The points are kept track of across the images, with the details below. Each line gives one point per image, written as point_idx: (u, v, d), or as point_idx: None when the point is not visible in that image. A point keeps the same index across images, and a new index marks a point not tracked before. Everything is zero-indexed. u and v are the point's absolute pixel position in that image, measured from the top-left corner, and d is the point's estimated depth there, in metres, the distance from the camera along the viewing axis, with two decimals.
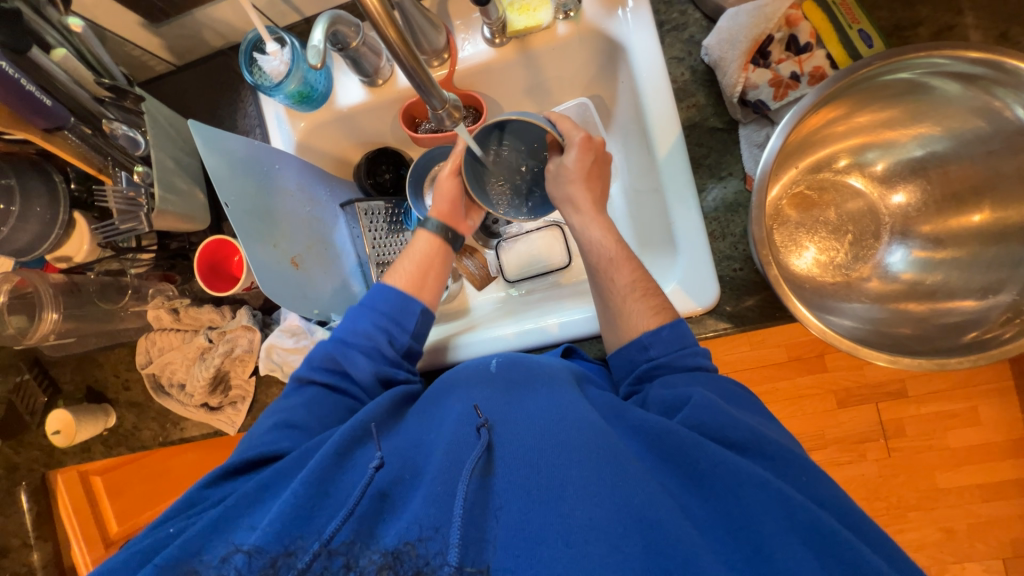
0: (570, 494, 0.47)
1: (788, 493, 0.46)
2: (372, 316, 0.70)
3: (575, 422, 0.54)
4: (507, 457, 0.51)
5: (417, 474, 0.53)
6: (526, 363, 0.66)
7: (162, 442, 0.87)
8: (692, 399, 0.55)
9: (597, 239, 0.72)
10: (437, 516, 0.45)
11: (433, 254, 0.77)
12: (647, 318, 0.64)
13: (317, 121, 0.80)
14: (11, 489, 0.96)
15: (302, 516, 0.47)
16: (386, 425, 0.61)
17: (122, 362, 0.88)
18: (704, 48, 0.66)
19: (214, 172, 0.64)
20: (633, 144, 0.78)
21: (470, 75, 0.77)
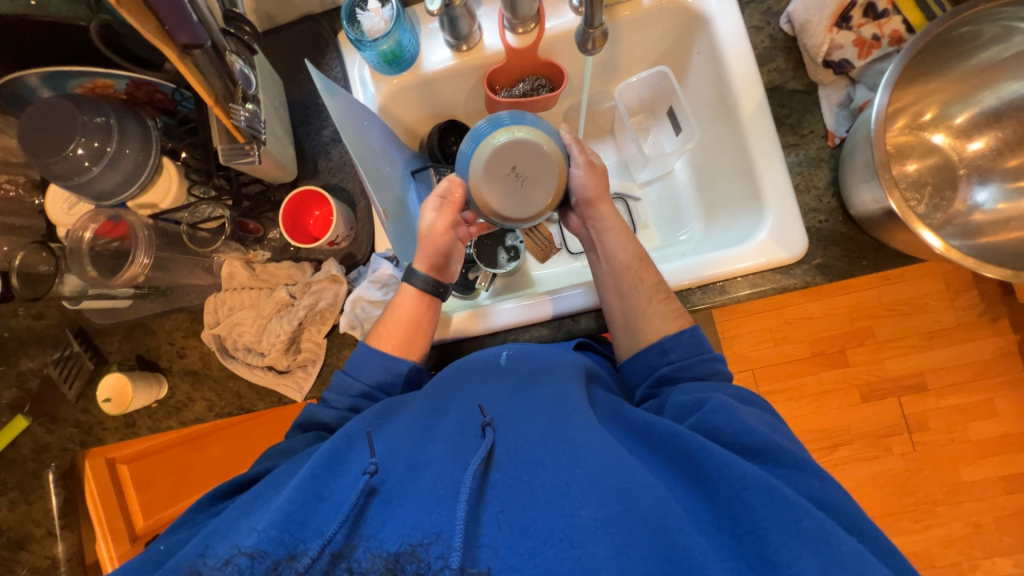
0: (575, 494, 0.46)
1: (795, 499, 0.46)
2: (357, 387, 0.67)
3: (582, 421, 0.53)
4: (512, 459, 0.50)
5: (416, 460, 0.51)
6: (536, 358, 0.64)
7: (218, 412, 0.82)
8: (707, 403, 0.57)
9: (619, 247, 0.74)
10: (438, 520, 0.44)
11: (420, 315, 0.71)
12: (669, 321, 0.68)
13: (402, 84, 0.81)
14: (38, 471, 0.88)
15: (299, 517, 0.45)
16: (385, 416, 0.59)
17: (179, 329, 0.83)
18: (787, 14, 0.71)
19: (337, 116, 0.68)
20: (706, 112, 0.82)
21: (555, 43, 0.80)
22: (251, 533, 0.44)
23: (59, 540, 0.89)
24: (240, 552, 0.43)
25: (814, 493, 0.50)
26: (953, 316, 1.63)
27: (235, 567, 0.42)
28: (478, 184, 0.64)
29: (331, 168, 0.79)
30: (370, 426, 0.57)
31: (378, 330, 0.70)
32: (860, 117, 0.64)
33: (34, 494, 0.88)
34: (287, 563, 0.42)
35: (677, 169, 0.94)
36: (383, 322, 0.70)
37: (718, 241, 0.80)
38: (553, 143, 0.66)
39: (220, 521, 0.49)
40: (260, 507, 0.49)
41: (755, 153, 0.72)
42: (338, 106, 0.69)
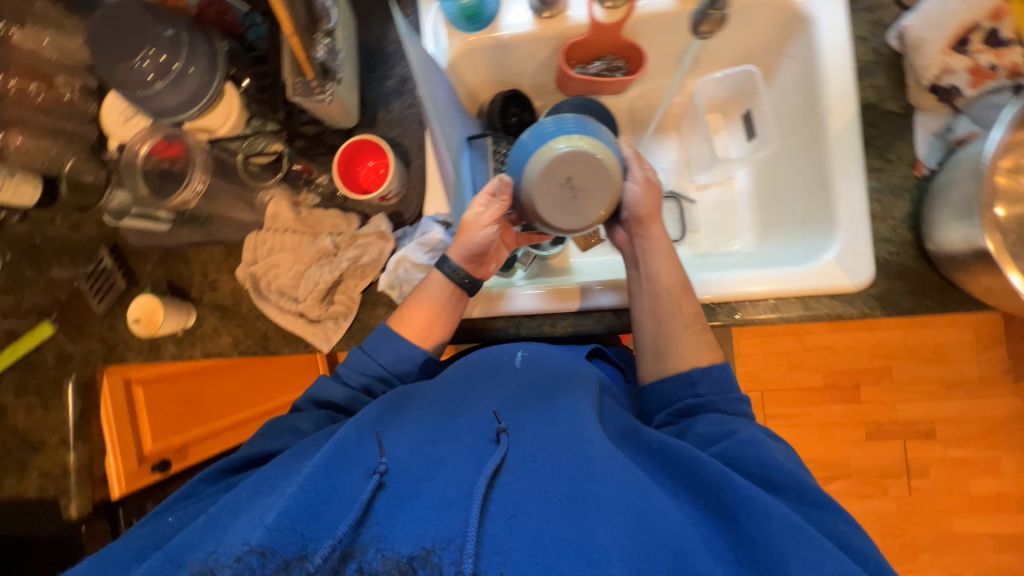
0: (592, 510, 0.45)
1: (817, 537, 0.46)
2: (372, 368, 0.65)
3: (598, 437, 0.51)
4: (527, 468, 0.49)
5: (425, 459, 0.49)
6: (551, 363, 0.62)
7: (241, 351, 0.82)
8: (737, 433, 0.57)
9: (664, 268, 0.69)
10: (450, 526, 0.44)
11: (443, 305, 0.68)
12: (701, 353, 0.66)
13: (476, 43, 0.77)
14: (58, 380, 0.88)
15: (309, 510, 0.44)
16: (395, 410, 0.56)
17: (213, 261, 0.82)
18: (898, 29, 0.67)
19: (412, 61, 0.64)
20: (787, 122, 0.79)
21: (644, 24, 0.76)
22: (258, 528, 0.43)
23: (72, 451, 0.88)
24: (249, 550, 0.41)
25: (832, 530, 0.50)
26: (976, 369, 1.60)
27: (246, 566, 0.40)
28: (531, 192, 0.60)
29: (390, 121, 0.77)
30: (380, 417, 0.54)
31: (402, 311, 0.67)
32: (961, 151, 0.60)
33: (52, 401, 0.88)
34: (299, 563, 0.41)
35: (738, 178, 0.91)
36: (409, 304, 0.68)
37: (771, 260, 0.77)
38: (615, 162, 0.61)
39: (212, 515, 0.49)
40: (270, 494, 0.49)
41: (833, 173, 0.69)
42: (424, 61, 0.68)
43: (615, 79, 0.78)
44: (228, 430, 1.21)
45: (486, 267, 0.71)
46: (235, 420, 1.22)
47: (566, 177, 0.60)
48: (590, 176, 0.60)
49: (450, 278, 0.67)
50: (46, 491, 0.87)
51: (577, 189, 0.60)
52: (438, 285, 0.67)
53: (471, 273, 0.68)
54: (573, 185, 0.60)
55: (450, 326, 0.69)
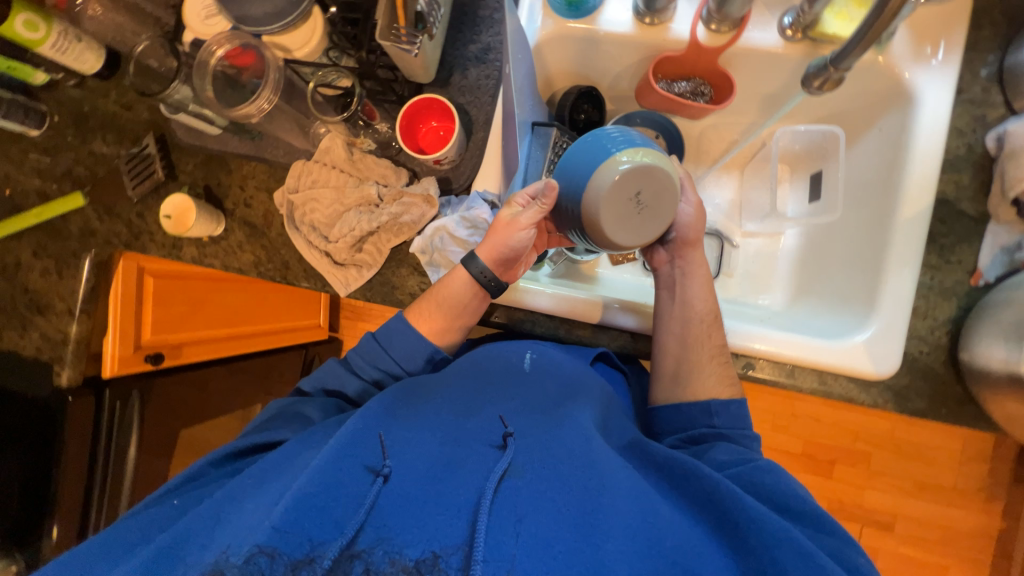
0: (600, 526, 0.46)
1: (826, 563, 0.46)
2: (384, 359, 0.68)
3: (599, 448, 0.54)
4: (535, 475, 0.50)
5: (431, 462, 0.50)
6: (557, 370, 0.66)
7: (260, 273, 0.82)
8: (753, 460, 0.58)
9: (698, 293, 0.71)
10: (459, 531, 0.44)
11: (463, 305, 0.68)
12: (721, 385, 0.67)
13: (569, 31, 0.75)
14: (77, 252, 0.89)
15: (318, 504, 0.44)
16: (403, 403, 0.58)
17: (254, 178, 0.82)
18: (999, 131, 0.64)
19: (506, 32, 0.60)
20: (855, 195, 0.77)
21: (743, 56, 0.73)
22: (261, 527, 0.41)
23: (76, 322, 0.89)
24: (258, 551, 0.40)
25: (839, 557, 0.50)
26: (954, 479, 1.60)
27: (255, 568, 0.39)
28: (602, 207, 0.58)
29: (463, 87, 0.75)
30: (388, 411, 0.56)
31: (420, 307, 0.69)
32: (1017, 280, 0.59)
33: (67, 270, 0.89)
34: (305, 565, 0.40)
35: (786, 235, 0.89)
36: (427, 300, 0.69)
37: (798, 325, 0.77)
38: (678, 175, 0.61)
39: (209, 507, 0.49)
40: (278, 484, 0.49)
41: (887, 258, 0.67)
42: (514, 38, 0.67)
43: (697, 105, 0.76)
44: (234, 340, 1.22)
45: (513, 271, 0.70)
46: (239, 331, 1.24)
47: (635, 190, 0.59)
48: (657, 191, 0.60)
49: (473, 279, 0.67)
50: (43, 352, 0.89)
51: (641, 204, 0.59)
52: (459, 281, 0.67)
53: (499, 274, 0.68)
54: (640, 200, 0.59)
55: (463, 327, 0.70)
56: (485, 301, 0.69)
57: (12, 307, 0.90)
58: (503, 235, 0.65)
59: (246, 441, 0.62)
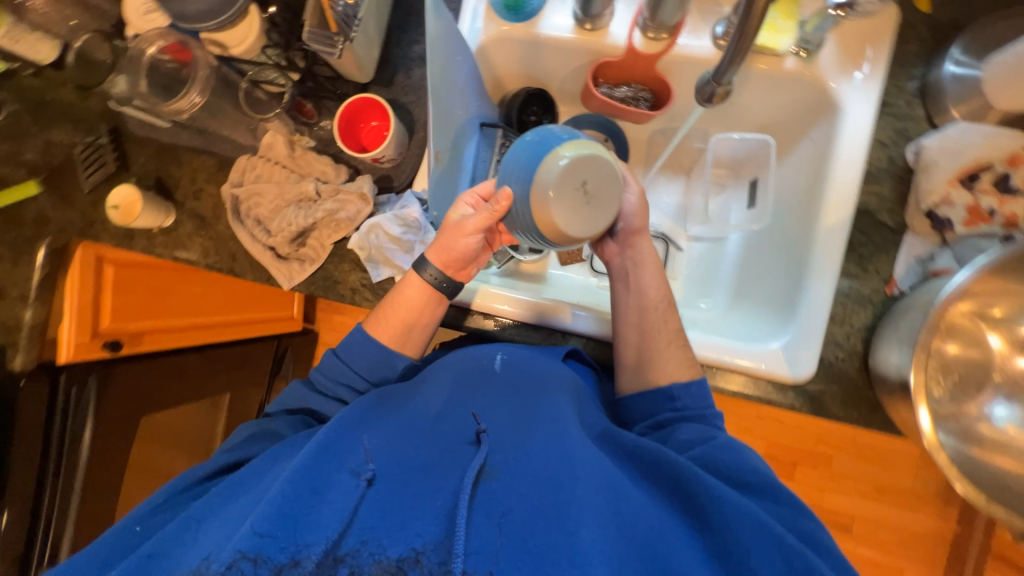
0: (576, 513, 0.46)
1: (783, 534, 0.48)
2: (347, 373, 0.67)
3: (573, 437, 0.54)
4: (510, 469, 0.50)
5: (408, 466, 0.50)
6: (529, 365, 0.64)
7: (208, 264, 0.84)
8: (715, 439, 0.60)
9: (648, 281, 0.72)
10: (440, 531, 0.44)
11: (421, 310, 0.68)
12: (681, 368, 0.68)
13: (512, 34, 0.76)
14: (32, 239, 0.90)
15: (290, 514, 0.44)
16: (376, 409, 0.59)
17: (204, 171, 0.83)
18: (917, 145, 0.66)
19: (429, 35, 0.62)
20: (789, 202, 0.79)
21: (679, 63, 0.74)
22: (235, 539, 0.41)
23: (30, 307, 0.91)
24: (240, 557, 0.40)
25: (791, 522, 0.52)
26: (911, 482, 1.63)
27: (237, 573, 0.39)
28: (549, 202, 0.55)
29: (406, 87, 0.76)
30: (359, 418, 0.57)
31: (377, 316, 0.69)
32: (929, 283, 0.60)
33: (23, 257, 0.91)
34: (289, 569, 0.40)
35: (730, 240, 0.90)
36: (383, 308, 0.69)
37: (731, 328, 0.78)
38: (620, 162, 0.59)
39: (181, 528, 0.48)
40: (254, 495, 0.49)
41: (811, 263, 0.69)
42: (448, 40, 0.68)
43: (636, 111, 0.78)
44: (196, 330, 1.23)
45: (467, 270, 0.69)
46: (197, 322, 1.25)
47: (580, 180, 0.56)
48: (604, 180, 0.57)
49: (426, 283, 0.68)
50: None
51: (588, 195, 0.56)
52: (413, 283, 0.68)
53: (450, 275, 0.68)
54: (586, 189, 0.56)
55: (428, 330, 0.70)
56: (445, 301, 0.69)
57: None
58: (450, 235, 0.65)
59: (219, 461, 0.61)
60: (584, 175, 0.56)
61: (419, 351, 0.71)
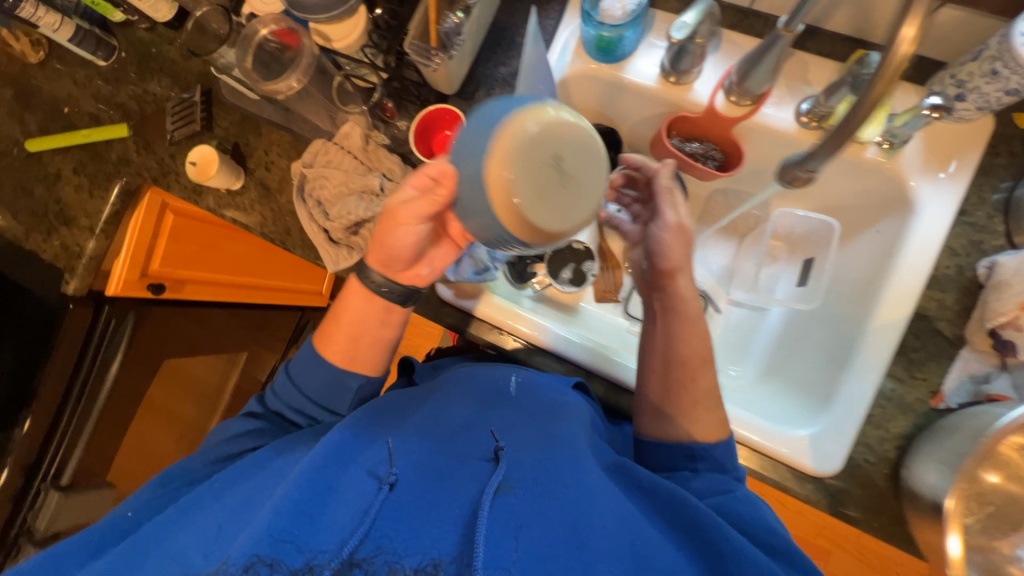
0: (589, 543, 0.48)
1: None
2: (297, 399, 0.63)
3: (575, 463, 0.56)
4: (525, 490, 0.52)
5: (424, 476, 0.53)
6: (545, 391, 0.67)
7: (263, 233, 0.87)
8: (731, 491, 0.59)
9: (684, 335, 0.68)
10: (456, 542, 0.46)
11: (371, 321, 0.63)
12: (708, 429, 0.64)
13: (596, 72, 0.77)
14: (110, 176, 0.96)
15: (309, 514, 0.46)
16: (394, 409, 0.62)
17: (279, 145, 0.88)
18: (992, 260, 0.64)
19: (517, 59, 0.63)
20: (845, 290, 0.77)
21: (757, 130, 0.74)
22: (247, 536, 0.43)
23: (93, 239, 0.96)
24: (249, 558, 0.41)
25: None
26: None
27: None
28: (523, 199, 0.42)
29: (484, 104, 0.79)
30: (376, 414, 0.59)
31: (327, 332, 0.64)
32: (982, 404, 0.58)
33: (98, 192, 0.97)
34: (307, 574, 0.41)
35: (773, 313, 0.88)
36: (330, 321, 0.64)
37: (758, 406, 0.77)
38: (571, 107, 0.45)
39: (177, 516, 0.49)
40: (267, 482, 0.52)
41: (854, 356, 0.68)
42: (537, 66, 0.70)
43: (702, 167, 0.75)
44: (226, 287, 1.29)
45: (417, 270, 0.62)
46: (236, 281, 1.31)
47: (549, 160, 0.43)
48: (581, 150, 0.44)
49: (372, 292, 0.62)
50: (59, 260, 0.96)
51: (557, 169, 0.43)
52: (360, 288, 0.63)
53: (392, 280, 0.62)
54: (556, 163, 0.43)
55: (379, 344, 0.65)
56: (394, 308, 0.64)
57: (44, 213, 0.98)
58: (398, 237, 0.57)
59: (218, 451, 0.61)
60: (540, 145, 0.43)
61: (376, 367, 0.65)
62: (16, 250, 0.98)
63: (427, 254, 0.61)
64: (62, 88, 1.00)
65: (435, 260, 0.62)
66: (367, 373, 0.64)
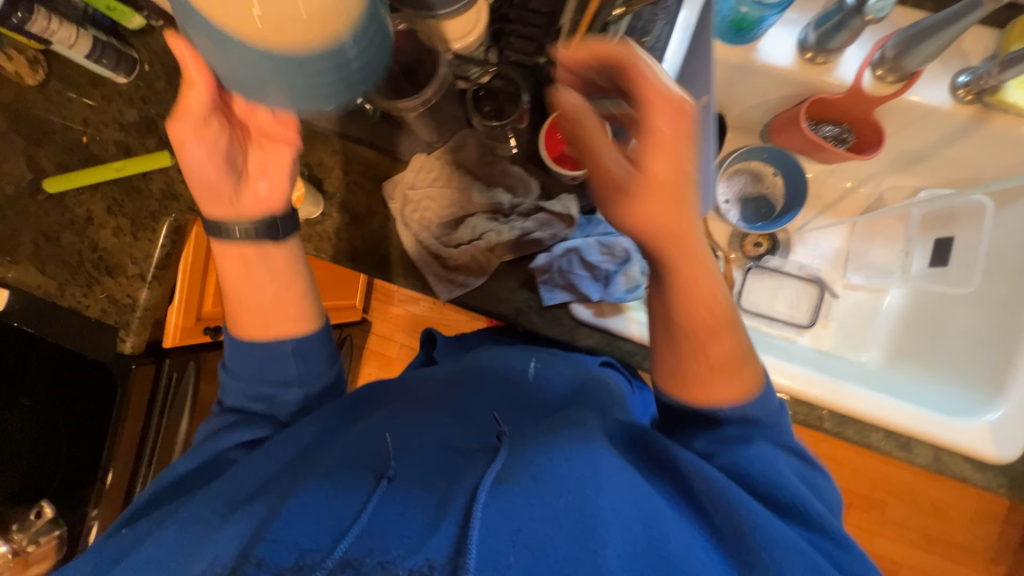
0: (594, 519, 0.41)
1: (786, 533, 0.44)
2: (241, 385, 0.60)
3: (605, 452, 0.48)
4: (533, 464, 0.45)
5: (424, 482, 0.46)
6: (563, 387, 0.64)
7: (354, 263, 0.77)
8: (751, 446, 0.50)
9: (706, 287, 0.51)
10: (420, 530, 0.40)
11: (257, 272, 0.61)
12: (736, 382, 0.52)
13: (726, 56, 0.70)
14: (156, 214, 0.83)
15: (310, 521, 0.40)
16: (404, 415, 0.57)
17: (360, 163, 0.76)
18: None
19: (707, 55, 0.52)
20: (996, 266, 0.75)
21: (903, 109, 0.70)
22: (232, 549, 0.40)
23: (147, 287, 0.84)
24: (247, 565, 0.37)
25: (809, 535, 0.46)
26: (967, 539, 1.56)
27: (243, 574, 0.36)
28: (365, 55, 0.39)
29: None
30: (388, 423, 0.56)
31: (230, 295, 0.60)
32: None
33: (143, 233, 0.84)
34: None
35: (890, 295, 0.86)
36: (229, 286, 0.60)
37: (909, 394, 0.75)
38: None
39: (182, 534, 0.46)
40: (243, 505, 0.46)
41: None
42: None
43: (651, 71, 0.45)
44: None
45: (253, 189, 0.60)
46: None
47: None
48: None
49: (239, 246, 0.60)
50: (108, 315, 0.84)
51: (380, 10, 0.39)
52: (235, 251, 0.60)
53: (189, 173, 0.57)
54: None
55: (307, 300, 0.63)
56: (277, 246, 0.62)
57: (78, 263, 0.85)
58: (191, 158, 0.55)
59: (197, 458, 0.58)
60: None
61: (309, 320, 0.62)
62: (55, 308, 0.85)
63: (252, 169, 0.59)
64: (75, 113, 0.85)
65: (267, 167, 0.60)
66: (299, 332, 0.61)
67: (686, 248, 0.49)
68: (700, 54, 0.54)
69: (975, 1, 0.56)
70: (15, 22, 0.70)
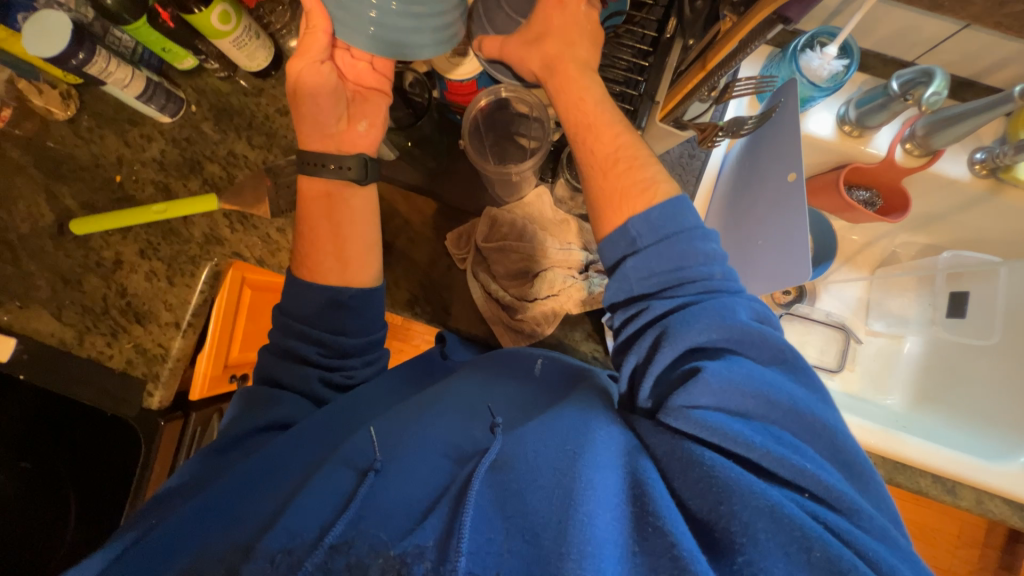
0: (566, 492, 0.40)
1: (752, 484, 0.38)
2: (288, 334, 0.59)
3: (602, 426, 0.46)
4: (520, 451, 0.45)
5: (425, 472, 0.46)
6: (570, 376, 0.59)
7: (415, 315, 0.75)
8: (702, 368, 0.43)
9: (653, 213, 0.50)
10: (404, 523, 0.40)
11: (345, 206, 0.62)
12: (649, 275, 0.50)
13: None
14: (195, 259, 0.79)
15: (308, 510, 0.41)
16: (408, 416, 0.54)
17: (423, 214, 0.76)
18: None
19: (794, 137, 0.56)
20: None
21: (926, 179, 0.78)
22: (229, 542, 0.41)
23: (180, 336, 0.78)
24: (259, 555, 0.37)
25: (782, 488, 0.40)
26: None
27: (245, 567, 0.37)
28: None
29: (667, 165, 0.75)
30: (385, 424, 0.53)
31: (314, 223, 0.61)
32: None
33: (180, 277, 0.79)
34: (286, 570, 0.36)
35: (908, 341, 0.93)
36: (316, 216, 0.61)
37: (938, 437, 0.80)
38: None
39: (183, 525, 0.45)
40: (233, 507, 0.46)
41: None
42: None
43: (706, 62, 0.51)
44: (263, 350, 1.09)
45: (353, 128, 0.64)
46: None
47: None
48: None
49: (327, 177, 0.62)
50: (135, 365, 0.77)
51: None
52: (319, 183, 0.62)
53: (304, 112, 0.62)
54: None
55: (375, 249, 0.63)
56: (358, 189, 0.63)
57: (102, 310, 0.78)
58: (312, 105, 0.61)
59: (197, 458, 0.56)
60: None
61: (372, 276, 0.63)
62: (69, 359, 0.78)
63: (354, 111, 0.64)
64: (108, 149, 0.80)
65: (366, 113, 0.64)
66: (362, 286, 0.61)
67: (619, 212, 0.52)
68: (783, 129, 0.58)
69: (1004, 97, 0.65)
70: (72, 63, 0.66)
